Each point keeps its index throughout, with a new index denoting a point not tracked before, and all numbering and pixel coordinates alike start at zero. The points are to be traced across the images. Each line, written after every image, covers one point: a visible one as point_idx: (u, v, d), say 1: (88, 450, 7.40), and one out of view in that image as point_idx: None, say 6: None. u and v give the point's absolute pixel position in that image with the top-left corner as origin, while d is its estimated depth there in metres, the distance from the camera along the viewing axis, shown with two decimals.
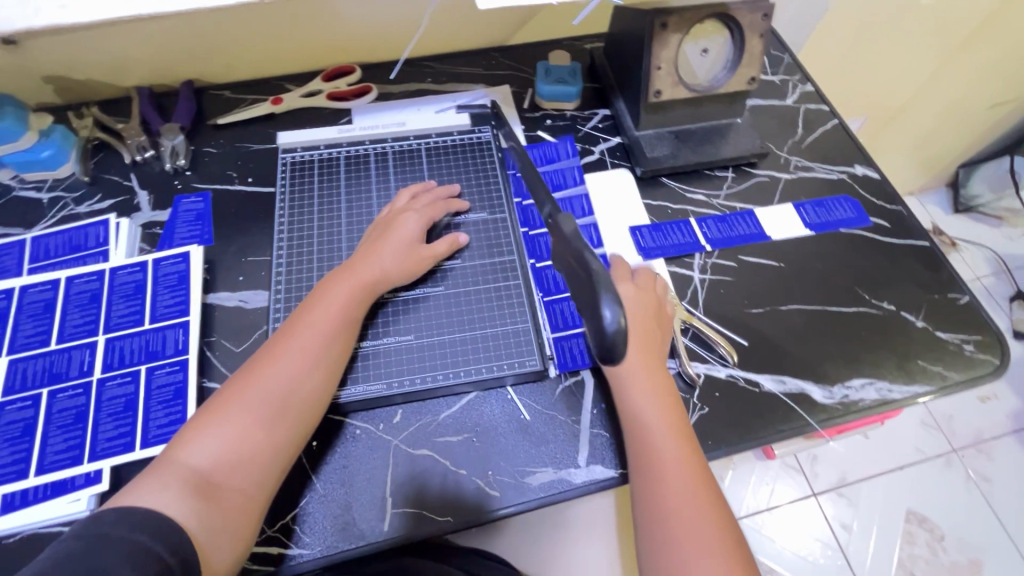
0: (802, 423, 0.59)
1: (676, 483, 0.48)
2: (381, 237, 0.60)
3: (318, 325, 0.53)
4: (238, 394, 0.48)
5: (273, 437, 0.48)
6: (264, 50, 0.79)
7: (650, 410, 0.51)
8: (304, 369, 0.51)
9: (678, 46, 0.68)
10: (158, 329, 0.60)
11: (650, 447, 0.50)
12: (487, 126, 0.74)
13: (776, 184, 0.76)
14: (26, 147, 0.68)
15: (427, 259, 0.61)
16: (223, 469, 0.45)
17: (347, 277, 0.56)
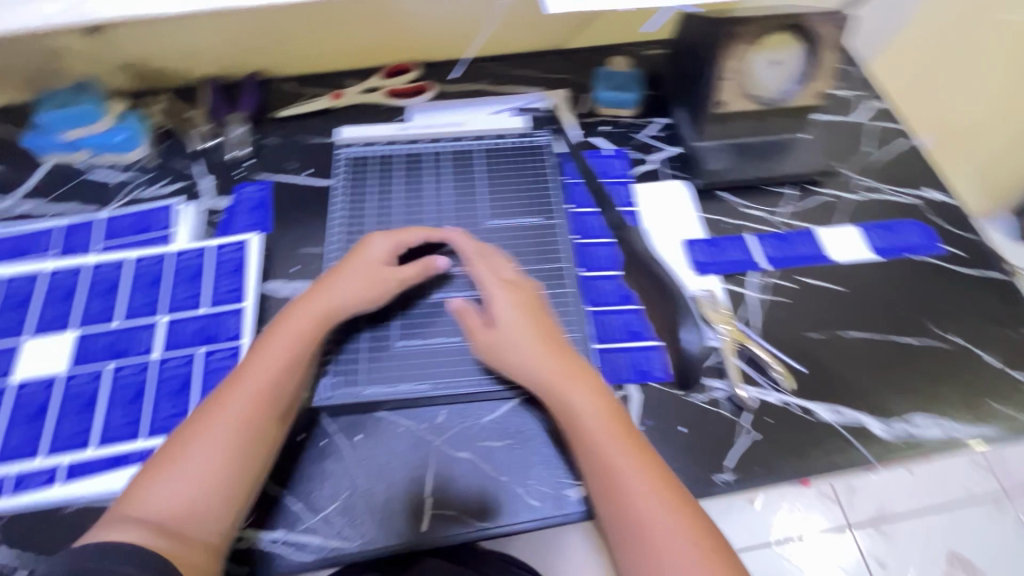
0: (859, 457, 0.56)
1: (648, 507, 0.45)
2: (344, 265, 0.58)
3: (269, 360, 0.51)
4: (191, 438, 0.47)
5: (228, 476, 0.46)
6: (328, 45, 0.80)
7: (597, 428, 0.49)
8: (257, 403, 0.49)
9: (748, 57, 0.66)
10: (215, 314, 0.61)
11: (611, 472, 0.47)
12: (545, 131, 0.74)
13: (840, 204, 0.73)
14: (104, 131, 0.71)
15: (393, 282, 0.58)
16: (180, 515, 0.44)
17: (300, 310, 0.55)
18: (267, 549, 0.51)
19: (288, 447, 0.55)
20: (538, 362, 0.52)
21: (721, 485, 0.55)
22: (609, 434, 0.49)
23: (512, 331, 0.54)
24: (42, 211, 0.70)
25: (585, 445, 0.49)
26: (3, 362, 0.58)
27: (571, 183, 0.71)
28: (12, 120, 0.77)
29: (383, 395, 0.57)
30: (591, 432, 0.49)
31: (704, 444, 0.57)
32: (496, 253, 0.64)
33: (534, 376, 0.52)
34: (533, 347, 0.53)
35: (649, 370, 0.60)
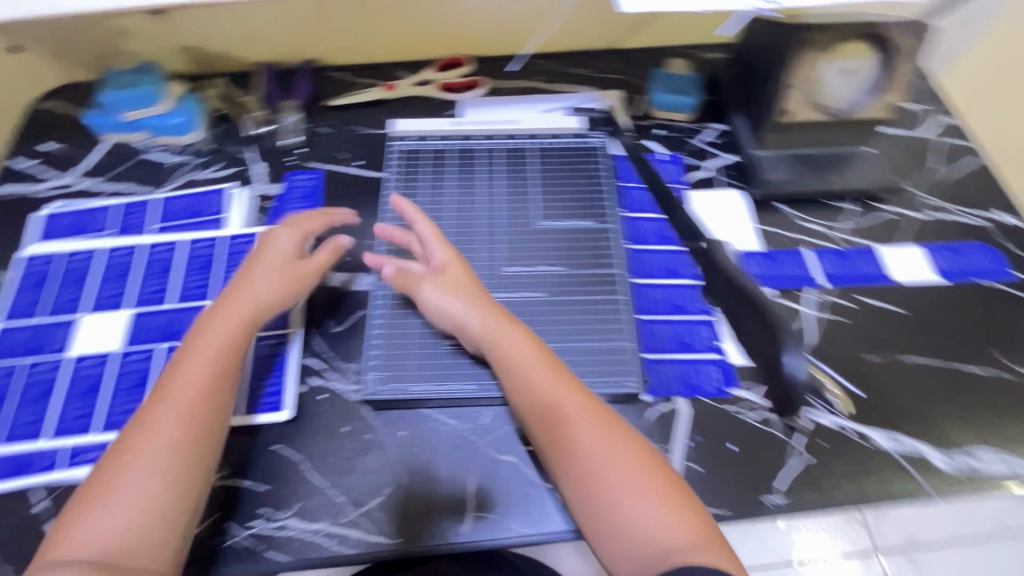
0: (917, 490, 0.54)
1: (591, 440, 0.48)
2: (256, 263, 0.58)
3: (191, 376, 0.49)
4: (116, 471, 0.45)
5: (166, 493, 0.45)
6: (383, 35, 0.80)
7: (531, 372, 0.52)
8: (183, 413, 0.48)
9: (819, 65, 0.63)
10: None
11: (555, 412, 0.50)
12: (601, 132, 0.73)
13: (904, 223, 0.70)
14: (162, 112, 0.72)
15: (308, 274, 0.59)
16: (117, 551, 0.43)
17: (216, 320, 0.53)
18: (311, 540, 0.51)
19: (335, 439, 0.56)
20: (470, 309, 0.55)
21: (772, 508, 0.53)
22: (546, 377, 0.51)
23: (447, 279, 0.57)
24: (100, 189, 0.71)
25: (523, 388, 0.52)
26: (61, 336, 0.59)
27: (626, 187, 0.70)
28: (74, 99, 0.79)
29: (430, 393, 0.57)
30: (527, 378, 0.52)
31: (754, 465, 0.55)
32: (547, 254, 0.62)
33: (467, 327, 0.55)
34: (463, 295, 0.56)
35: (700, 385, 0.58)
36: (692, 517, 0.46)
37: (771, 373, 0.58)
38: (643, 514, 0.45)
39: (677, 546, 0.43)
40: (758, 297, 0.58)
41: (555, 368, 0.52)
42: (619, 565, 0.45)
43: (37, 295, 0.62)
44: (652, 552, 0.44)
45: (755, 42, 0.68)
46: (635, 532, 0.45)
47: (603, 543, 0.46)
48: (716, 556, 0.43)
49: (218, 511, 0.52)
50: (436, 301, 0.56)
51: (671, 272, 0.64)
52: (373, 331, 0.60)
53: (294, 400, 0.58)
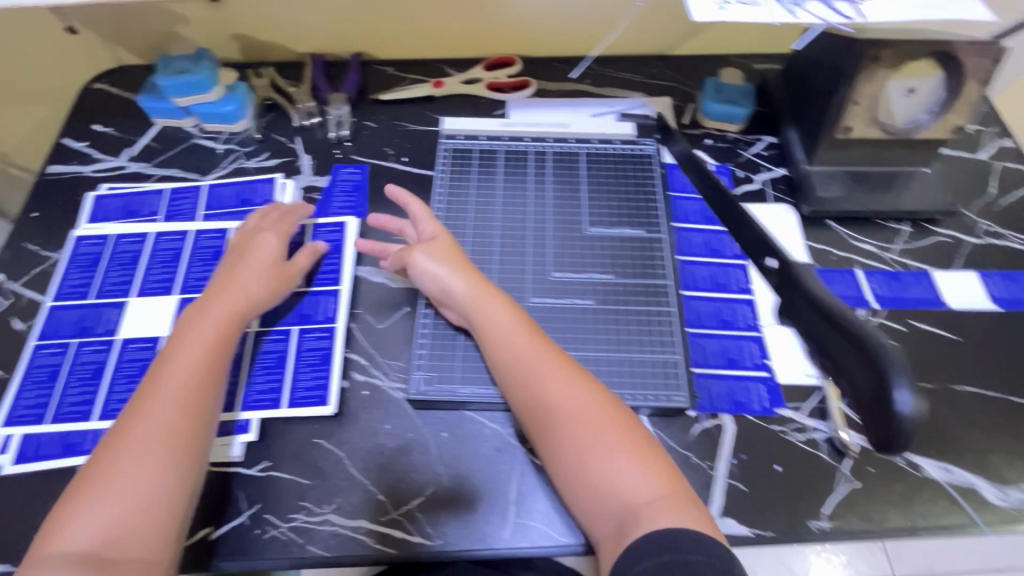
0: (967, 523, 0.53)
1: (563, 404, 0.49)
2: (239, 261, 0.59)
3: (182, 368, 0.50)
4: (109, 463, 0.45)
5: (160, 484, 0.45)
6: (434, 32, 0.79)
7: (509, 338, 0.53)
8: (175, 403, 0.48)
9: (884, 82, 0.62)
10: (311, 294, 0.63)
11: (529, 373, 0.51)
12: (652, 139, 0.72)
13: (959, 247, 0.68)
14: (213, 100, 0.72)
15: (293, 273, 0.60)
16: (112, 541, 0.42)
17: (205, 316, 0.53)
18: (351, 536, 0.52)
19: (376, 436, 0.56)
20: (455, 278, 0.56)
21: (817, 532, 0.52)
22: (524, 343, 0.52)
23: (439, 249, 0.59)
24: (148, 173, 0.72)
25: (502, 355, 0.52)
26: (109, 319, 0.60)
27: (675, 197, 0.69)
28: (124, 82, 0.80)
29: (474, 396, 0.56)
30: (506, 345, 0.53)
31: (799, 487, 0.54)
32: (596, 262, 0.62)
33: (452, 297, 0.56)
34: (451, 265, 0.57)
35: (747, 403, 0.57)
36: (662, 477, 0.46)
37: (876, 414, 0.36)
38: (611, 474, 0.46)
39: (644, 504, 0.44)
40: (844, 317, 0.39)
41: (530, 333, 0.53)
42: (590, 522, 0.46)
43: (86, 277, 0.63)
44: (619, 509, 0.45)
45: (819, 56, 0.66)
46: (604, 491, 0.46)
47: (575, 499, 0.47)
48: (682, 514, 0.43)
49: (259, 503, 0.53)
50: (429, 271, 0.57)
51: (719, 286, 0.63)
52: (420, 331, 0.60)
53: (337, 396, 0.58)
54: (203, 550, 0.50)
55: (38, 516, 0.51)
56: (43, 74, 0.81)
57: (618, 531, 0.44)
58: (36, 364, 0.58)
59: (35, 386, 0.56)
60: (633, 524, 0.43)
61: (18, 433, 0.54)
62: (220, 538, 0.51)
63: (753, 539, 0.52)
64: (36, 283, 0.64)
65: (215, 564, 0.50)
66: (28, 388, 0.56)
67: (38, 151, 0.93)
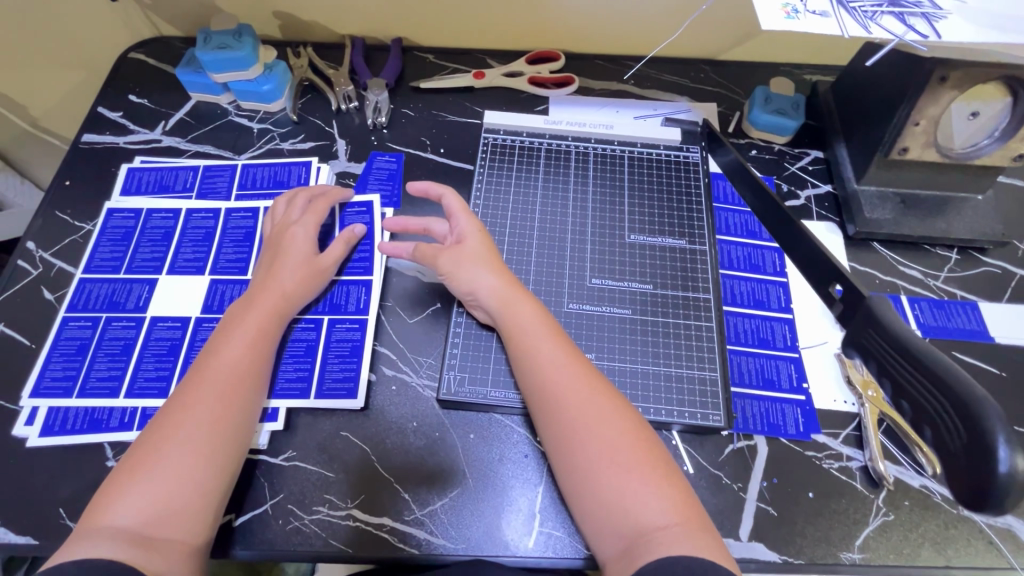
0: (1003, 564, 0.51)
1: (580, 416, 0.47)
2: (278, 253, 0.58)
3: (231, 358, 0.50)
4: (156, 443, 0.45)
5: (200, 472, 0.44)
6: (478, 21, 0.77)
7: (535, 340, 0.51)
8: (222, 393, 0.48)
9: (948, 104, 0.58)
10: (342, 284, 0.62)
11: (553, 387, 0.49)
12: (697, 147, 0.70)
13: (1009, 279, 0.66)
14: (251, 79, 0.70)
15: (327, 265, 0.59)
16: (156, 520, 0.42)
17: (253, 307, 0.54)
18: (374, 533, 0.51)
19: (403, 433, 0.55)
20: (483, 277, 0.55)
21: (848, 564, 0.51)
22: (548, 351, 0.51)
23: (470, 246, 0.57)
24: (182, 149, 0.71)
25: (524, 361, 0.51)
26: (139, 295, 0.59)
27: (719, 208, 0.67)
28: (162, 54, 0.78)
29: (505, 400, 0.55)
30: (530, 352, 0.51)
31: (833, 516, 0.53)
32: (635, 271, 0.61)
33: (478, 298, 0.55)
34: (479, 265, 0.56)
35: (782, 425, 0.56)
36: (678, 503, 0.43)
37: (958, 469, 0.33)
38: (625, 495, 0.44)
39: (656, 529, 0.42)
40: (928, 357, 0.35)
41: (555, 340, 0.51)
42: (597, 538, 0.44)
43: (117, 250, 0.62)
44: (630, 530, 0.42)
45: (879, 72, 0.63)
46: (615, 510, 0.43)
47: (584, 514, 0.45)
48: (696, 542, 0.41)
49: (282, 493, 0.52)
50: (453, 272, 0.56)
51: (758, 303, 0.62)
52: (454, 330, 0.59)
53: (365, 389, 0.57)
54: (226, 538, 0.50)
55: (61, 491, 0.51)
56: (80, 40, 0.80)
57: (625, 552, 0.42)
58: (65, 336, 0.57)
59: (62, 358, 0.56)
60: (642, 548, 0.41)
61: (43, 406, 0.54)
62: (242, 526, 0.51)
63: (781, 565, 0.51)
64: (65, 253, 0.63)
65: (237, 551, 0.50)
66: (55, 360, 0.56)
67: (69, 118, 0.92)
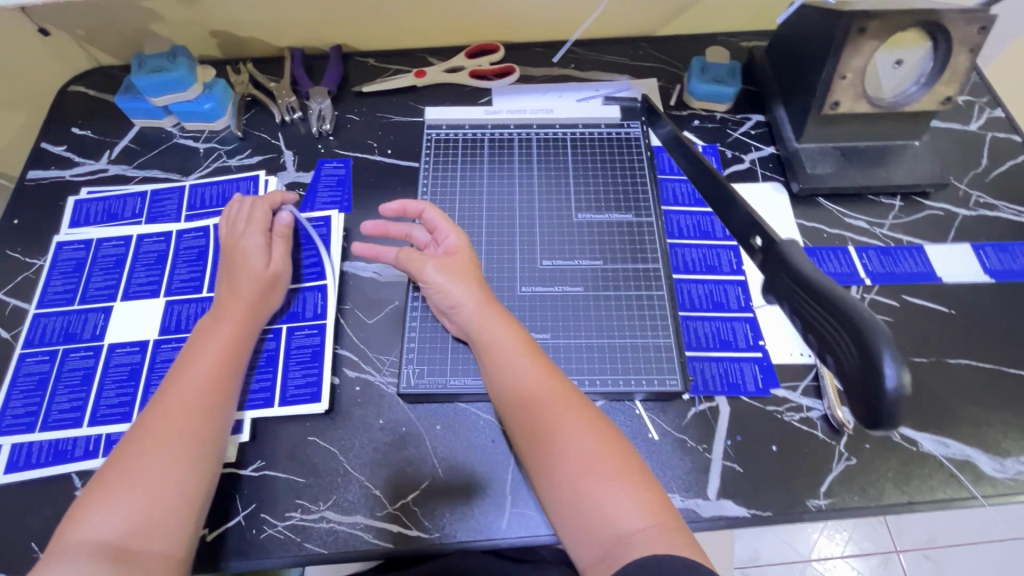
0: (964, 494, 0.53)
1: (559, 428, 0.47)
2: (231, 266, 0.58)
3: (201, 371, 0.50)
4: (129, 462, 0.45)
5: (174, 488, 0.44)
6: (414, 21, 0.78)
7: (510, 354, 0.51)
8: (192, 409, 0.48)
9: (870, 54, 0.60)
10: (298, 290, 0.62)
11: (533, 399, 0.49)
12: (638, 122, 0.71)
13: (953, 219, 0.68)
14: (192, 99, 0.70)
15: (280, 268, 0.59)
16: (133, 533, 0.42)
17: (219, 321, 0.54)
18: (348, 532, 0.52)
19: (370, 431, 0.56)
20: (462, 292, 0.54)
21: (814, 511, 0.52)
22: (526, 367, 0.50)
23: (451, 264, 0.56)
24: (129, 176, 0.71)
25: (501, 374, 0.51)
26: (96, 324, 0.59)
27: (664, 179, 0.69)
28: (102, 84, 0.78)
29: (466, 388, 0.56)
30: (508, 368, 0.51)
31: (797, 466, 0.54)
32: (585, 249, 0.62)
33: (457, 314, 0.55)
34: (459, 280, 0.55)
35: (741, 384, 0.57)
36: (654, 505, 0.44)
37: (856, 391, 0.35)
38: (605, 501, 0.44)
39: (636, 532, 0.42)
40: (831, 293, 0.37)
41: (531, 356, 0.51)
42: (576, 545, 0.44)
43: (70, 282, 0.62)
44: (609, 536, 0.43)
45: (806, 29, 0.65)
46: (595, 518, 0.43)
47: (561, 521, 0.45)
48: (674, 543, 0.42)
49: (255, 503, 0.53)
50: (438, 284, 0.55)
51: (710, 269, 0.63)
52: (410, 323, 0.59)
53: (329, 392, 0.57)
54: (200, 553, 0.50)
55: (33, 524, 0.51)
56: None
57: (605, 557, 0.42)
58: (23, 373, 0.57)
59: (23, 395, 0.56)
60: (621, 554, 0.41)
61: (6, 443, 0.54)
62: (217, 540, 0.51)
63: (751, 520, 0.52)
64: (19, 291, 0.63)
65: (217, 565, 0.50)
66: (15, 398, 0.56)
67: None
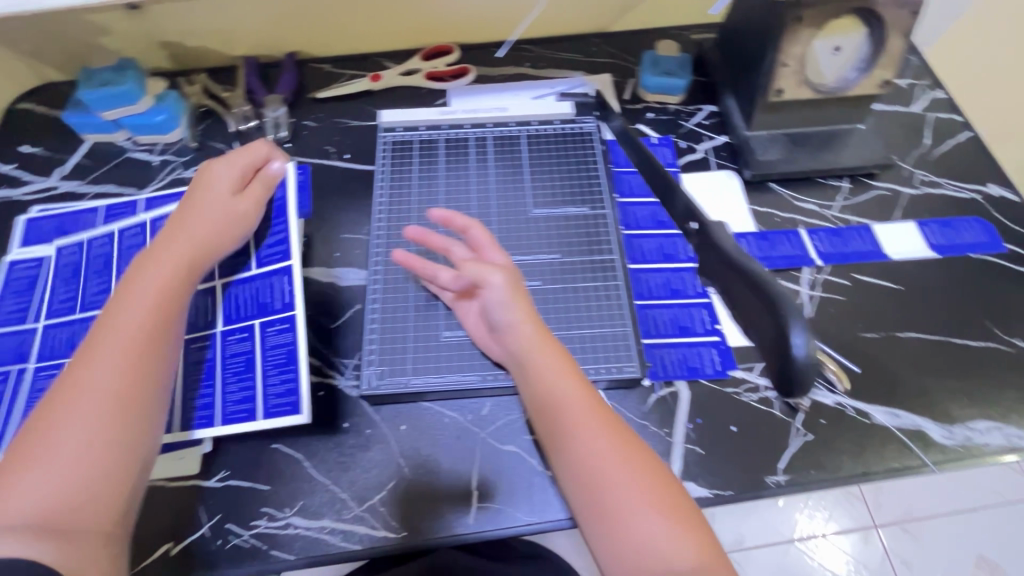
0: (917, 462, 0.55)
1: (607, 460, 0.45)
2: (194, 210, 0.56)
3: (136, 320, 0.47)
4: (58, 421, 0.42)
5: (109, 451, 0.42)
6: (367, 26, 0.78)
7: (556, 381, 0.48)
8: (125, 363, 0.45)
9: (809, 41, 0.62)
10: (266, 276, 0.60)
11: (580, 429, 0.46)
12: (591, 116, 0.72)
13: (899, 198, 0.70)
14: (143, 111, 0.70)
15: (243, 211, 0.58)
16: (66, 501, 0.40)
17: (163, 266, 0.51)
18: (315, 537, 0.51)
19: (336, 435, 0.56)
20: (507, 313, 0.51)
21: (774, 487, 0.53)
22: (572, 395, 0.47)
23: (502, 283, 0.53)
24: (82, 192, 0.70)
25: (549, 398, 0.48)
26: (50, 342, 0.58)
27: (619, 172, 0.70)
28: (50, 99, 0.77)
29: (428, 386, 0.56)
30: (555, 395, 0.48)
31: (756, 445, 0.55)
32: (542, 243, 0.63)
33: (506, 337, 0.52)
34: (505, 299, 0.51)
35: (700, 367, 0.58)
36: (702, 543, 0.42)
37: (773, 359, 0.39)
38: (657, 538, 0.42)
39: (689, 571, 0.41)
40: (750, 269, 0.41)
41: (586, 391, 0.48)
42: None
43: (23, 300, 0.61)
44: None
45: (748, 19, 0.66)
46: (645, 555, 0.41)
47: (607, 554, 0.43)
48: None
49: (220, 514, 0.52)
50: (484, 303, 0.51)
51: (667, 257, 0.64)
52: (369, 325, 0.59)
53: (309, 402, 0.54)
54: (164, 567, 0.50)
55: None
56: None
57: None
58: None
59: None
60: None
61: None
62: (182, 553, 0.50)
63: (713, 501, 0.53)
64: None
65: None
66: None
67: None
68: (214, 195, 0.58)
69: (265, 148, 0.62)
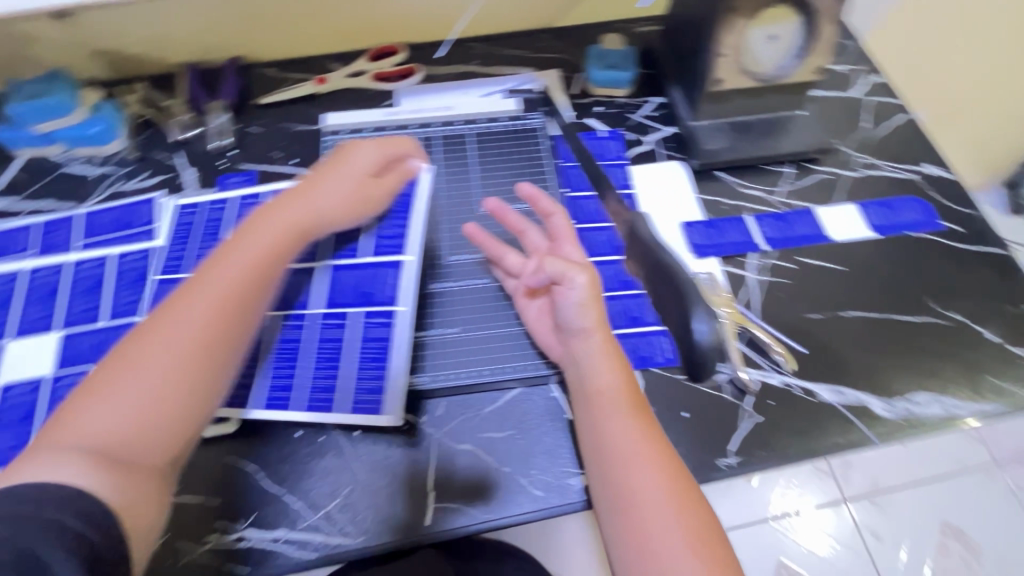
0: (860, 437, 0.56)
1: (647, 489, 0.43)
2: (324, 174, 0.56)
3: (233, 274, 0.46)
4: (137, 357, 0.41)
5: (179, 397, 0.41)
6: (309, 28, 0.77)
7: (611, 400, 0.47)
8: (217, 315, 0.44)
9: (743, 31, 0.63)
10: (374, 266, 0.60)
11: (625, 454, 0.44)
12: (538, 112, 0.72)
13: (839, 182, 0.72)
14: (78, 122, 0.68)
15: (368, 195, 0.58)
16: (132, 437, 0.39)
17: (269, 224, 0.51)
18: (270, 548, 0.51)
19: (289, 444, 0.55)
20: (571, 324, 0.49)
21: (725, 469, 0.55)
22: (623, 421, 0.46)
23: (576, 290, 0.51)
24: (17, 209, 0.68)
25: (600, 419, 0.47)
26: None
27: (565, 166, 0.70)
28: None
29: None
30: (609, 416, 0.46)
31: (707, 429, 0.56)
32: None
33: (572, 341, 0.50)
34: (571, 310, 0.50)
35: (651, 356, 0.59)
36: None
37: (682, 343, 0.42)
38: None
39: None
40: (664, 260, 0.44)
41: (644, 420, 0.46)
42: None
43: None
44: None
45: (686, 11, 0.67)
46: None
47: None
48: None
49: (169, 532, 0.51)
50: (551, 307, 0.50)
51: (618, 249, 0.65)
52: None
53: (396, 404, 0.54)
54: None
55: None
56: None
57: None
58: None
59: None
60: None
61: None
62: None
63: None
64: None
65: None
66: None
67: None
68: (348, 169, 0.57)
69: (407, 146, 0.61)
